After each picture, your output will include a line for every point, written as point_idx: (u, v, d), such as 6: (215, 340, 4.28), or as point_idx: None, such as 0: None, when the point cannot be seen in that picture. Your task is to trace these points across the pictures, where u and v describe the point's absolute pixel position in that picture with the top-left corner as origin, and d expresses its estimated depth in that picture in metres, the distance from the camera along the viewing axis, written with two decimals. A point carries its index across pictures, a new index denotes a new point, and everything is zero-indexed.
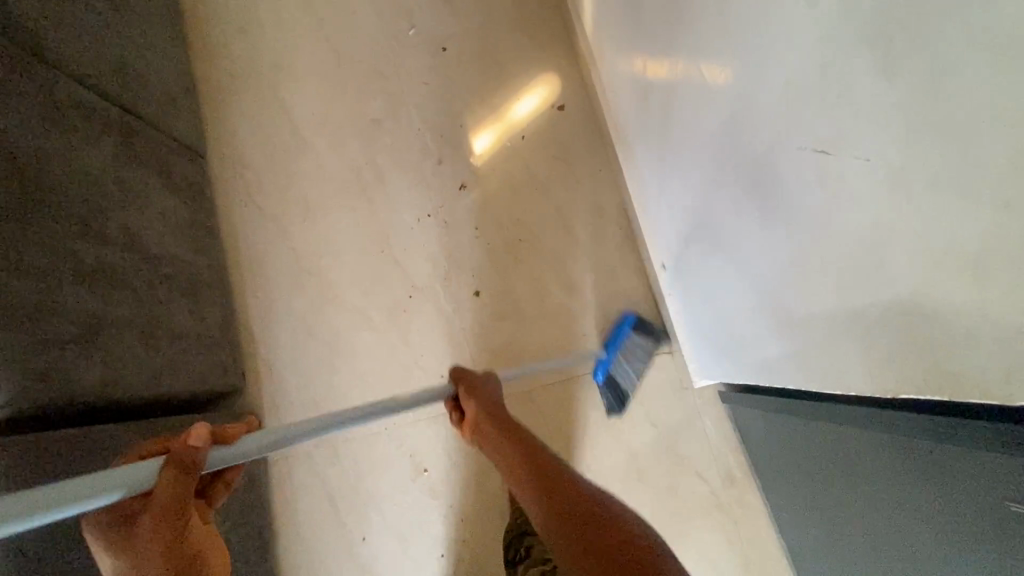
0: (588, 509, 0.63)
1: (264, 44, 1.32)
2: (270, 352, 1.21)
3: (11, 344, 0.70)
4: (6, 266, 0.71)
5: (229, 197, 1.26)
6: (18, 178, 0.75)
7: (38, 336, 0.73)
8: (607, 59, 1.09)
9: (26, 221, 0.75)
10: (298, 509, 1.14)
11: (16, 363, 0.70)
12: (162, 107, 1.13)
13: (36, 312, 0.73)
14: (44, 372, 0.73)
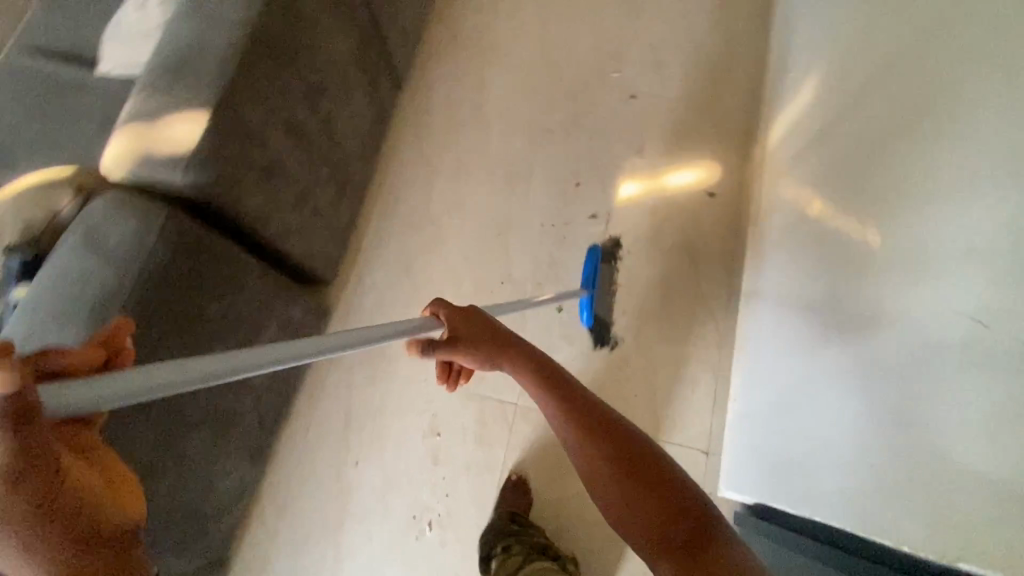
0: (657, 481, 0.56)
1: (492, 30, 1.49)
2: (365, 268, 1.31)
3: (224, 147, 0.81)
4: (249, 88, 0.83)
5: (401, 131, 1.42)
6: (289, 30, 0.89)
7: (241, 152, 0.84)
8: (777, 171, 1.16)
9: (278, 63, 0.88)
10: (318, 407, 1.21)
11: (219, 164, 0.81)
12: (396, 38, 1.30)
13: (248, 134, 0.85)
14: (232, 182, 0.84)
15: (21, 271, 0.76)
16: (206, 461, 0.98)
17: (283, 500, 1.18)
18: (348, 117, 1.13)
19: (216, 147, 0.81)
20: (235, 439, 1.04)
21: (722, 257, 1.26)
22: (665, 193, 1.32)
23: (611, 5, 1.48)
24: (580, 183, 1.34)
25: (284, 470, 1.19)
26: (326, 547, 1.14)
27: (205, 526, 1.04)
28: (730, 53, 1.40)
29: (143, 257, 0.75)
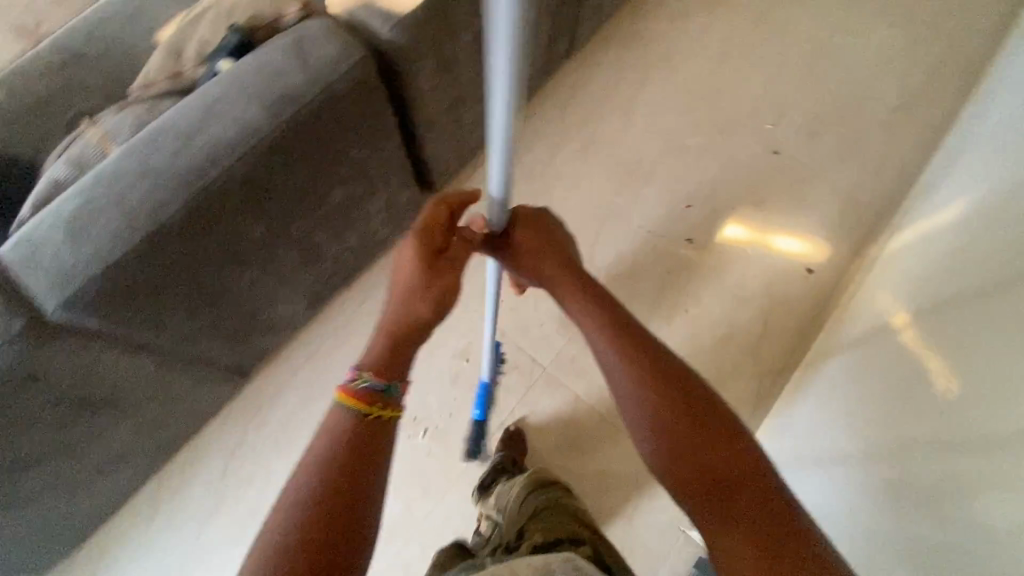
0: (726, 433, 0.54)
1: (673, 40, 1.54)
2: (470, 192, 1.40)
3: (424, 28, 0.90)
4: None
5: (553, 92, 1.49)
6: None
7: (434, 39, 0.93)
8: (883, 272, 1.15)
9: None
10: (377, 288, 1.30)
11: (416, 39, 0.90)
12: (589, 9, 1.37)
13: (446, 25, 0.94)
14: (416, 59, 0.93)
15: (234, 47, 0.86)
16: (281, 282, 1.02)
17: (310, 351, 1.25)
18: (522, 54, 1.22)
19: (420, 25, 0.89)
20: (307, 278, 1.08)
21: (792, 330, 1.27)
22: (766, 251, 1.33)
23: (793, 63, 1.50)
24: (691, 207, 1.37)
25: (323, 326, 1.27)
26: (329, 408, 1.21)
27: (248, 342, 1.08)
28: (888, 150, 1.39)
29: (335, 74, 0.81)
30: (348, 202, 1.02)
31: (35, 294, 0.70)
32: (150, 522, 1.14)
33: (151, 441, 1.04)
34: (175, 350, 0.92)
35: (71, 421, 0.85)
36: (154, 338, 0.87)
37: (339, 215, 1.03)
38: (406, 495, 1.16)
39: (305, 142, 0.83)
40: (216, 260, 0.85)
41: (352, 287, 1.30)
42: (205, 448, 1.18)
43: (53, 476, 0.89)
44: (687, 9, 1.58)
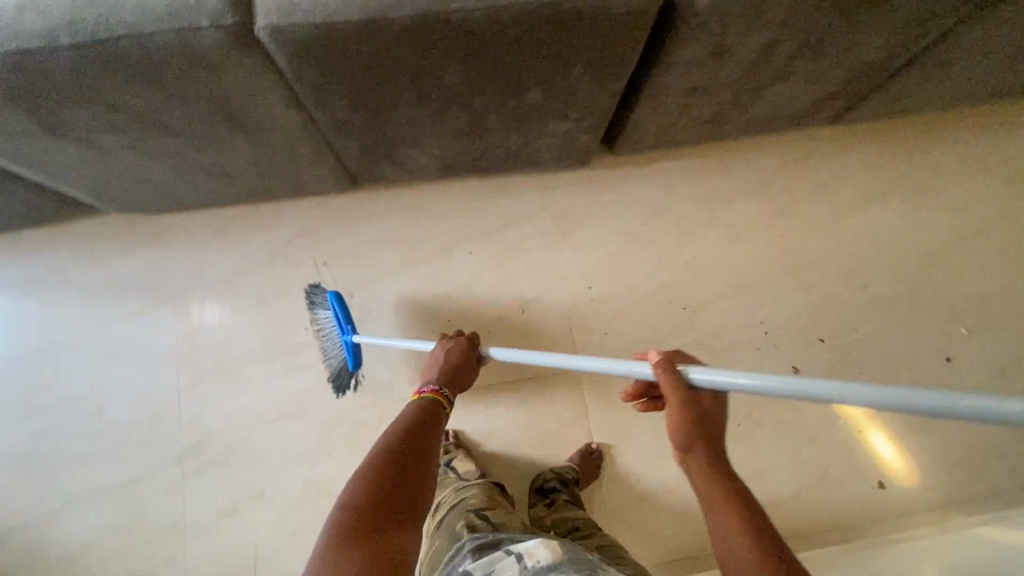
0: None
1: (938, 181, 1.33)
2: (638, 174, 1.31)
3: (731, 14, 0.81)
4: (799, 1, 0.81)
5: (783, 143, 1.34)
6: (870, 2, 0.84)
7: (729, 28, 0.84)
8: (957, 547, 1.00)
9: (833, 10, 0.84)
10: (501, 195, 1.29)
11: (714, 19, 0.81)
12: (887, 96, 1.19)
13: (752, 24, 0.84)
14: (698, 34, 0.84)
15: None
16: (436, 134, 1.02)
17: (412, 204, 1.28)
18: (790, 90, 1.08)
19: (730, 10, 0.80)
20: (457, 145, 1.08)
21: (815, 515, 1.17)
22: (854, 435, 1.20)
23: None
24: (822, 341, 1.24)
25: (437, 191, 1.28)
26: (394, 259, 1.26)
27: (376, 159, 1.10)
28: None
29: None
30: (538, 109, 0.98)
31: (258, 4, 0.71)
32: (212, 237, 1.25)
33: (255, 180, 1.12)
34: (323, 126, 0.95)
35: (215, 124, 0.90)
36: (314, 105, 0.89)
37: (522, 115, 0.99)
38: (398, 373, 1.20)
39: (546, 37, 0.79)
40: (404, 79, 0.85)
41: (482, 178, 1.29)
42: (284, 213, 1.26)
43: (176, 153, 0.97)
44: (981, 162, 1.34)
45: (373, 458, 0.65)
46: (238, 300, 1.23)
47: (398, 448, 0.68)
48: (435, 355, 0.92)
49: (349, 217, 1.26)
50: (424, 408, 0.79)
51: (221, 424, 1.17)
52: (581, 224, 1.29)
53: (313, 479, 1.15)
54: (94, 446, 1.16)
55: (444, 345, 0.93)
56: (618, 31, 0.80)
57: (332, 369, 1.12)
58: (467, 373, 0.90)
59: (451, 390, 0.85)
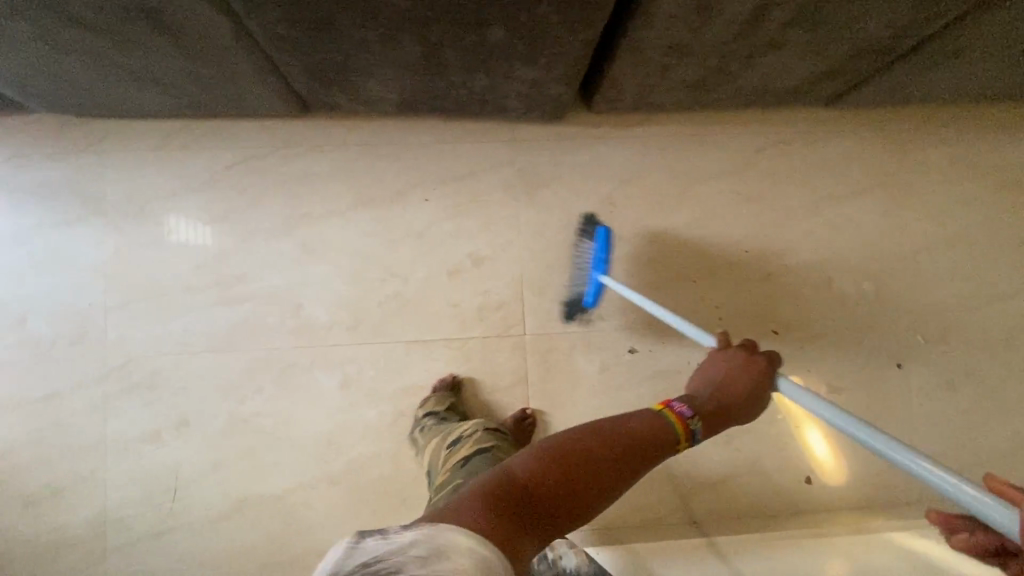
0: None
1: (927, 180, 1.27)
2: (615, 136, 1.23)
3: None
4: None
5: (774, 121, 1.25)
6: None
7: None
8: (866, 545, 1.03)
9: None
10: (466, 141, 1.20)
11: None
12: (888, 81, 1.10)
13: None
14: None
15: None
16: (390, 63, 0.93)
17: (369, 141, 1.19)
18: (783, 61, 0.99)
19: None
20: (414, 78, 0.98)
21: (738, 502, 1.18)
22: (789, 430, 1.19)
23: (1002, 306, 1.25)
24: (775, 333, 1.21)
25: (397, 129, 1.19)
26: (345, 198, 1.18)
27: (324, 85, 1.00)
28: (982, 450, 1.22)
29: None
30: (502, 49, 0.88)
31: None
32: (151, 151, 1.16)
33: (193, 93, 1.02)
34: (260, 40, 0.86)
35: (136, 23, 0.81)
36: (246, 14, 0.79)
37: (484, 54, 0.89)
38: (338, 316, 1.16)
39: None
40: None
41: (447, 122, 1.20)
42: (232, 135, 1.17)
43: (94, 51, 0.87)
44: (975, 166, 1.28)
45: (572, 440, 0.57)
46: (186, 220, 1.16)
47: (601, 453, 0.57)
48: (715, 371, 0.74)
49: (299, 146, 1.18)
50: (661, 427, 0.64)
51: (149, 347, 1.13)
52: (547, 183, 1.22)
53: (240, 413, 1.13)
54: (17, 356, 1.12)
55: (724, 355, 0.77)
56: None
57: (569, 293, 1.19)
58: (731, 410, 0.71)
59: (701, 427, 0.67)
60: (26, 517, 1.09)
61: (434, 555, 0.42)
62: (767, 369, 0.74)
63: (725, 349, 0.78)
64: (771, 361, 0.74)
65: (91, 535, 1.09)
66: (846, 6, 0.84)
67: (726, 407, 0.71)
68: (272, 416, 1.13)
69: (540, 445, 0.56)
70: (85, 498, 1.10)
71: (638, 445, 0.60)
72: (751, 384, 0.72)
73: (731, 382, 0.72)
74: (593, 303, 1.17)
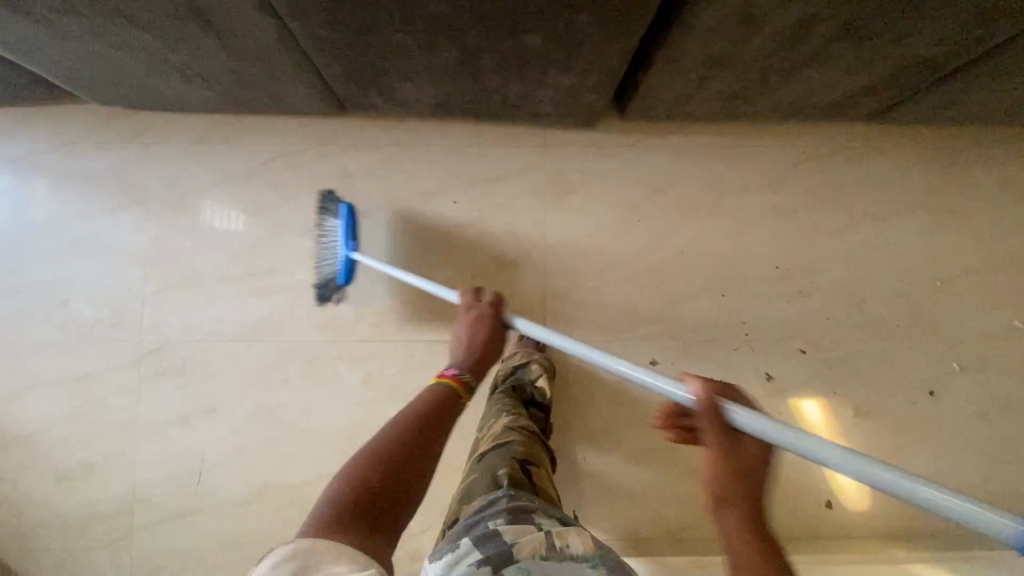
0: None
1: (971, 203, 1.22)
2: (647, 145, 1.21)
3: None
4: None
5: (813, 135, 1.22)
6: None
7: None
8: None
9: None
10: (497, 145, 1.21)
11: None
12: (936, 99, 1.07)
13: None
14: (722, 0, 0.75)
15: None
16: (425, 68, 0.94)
17: (401, 141, 1.20)
18: (826, 76, 0.97)
19: None
20: (448, 82, 0.99)
21: None
22: None
23: None
24: (802, 353, 1.18)
25: (428, 130, 1.21)
26: (376, 197, 1.20)
27: (361, 86, 1.02)
28: (1017, 487, 1.18)
29: None
30: (537, 56, 0.88)
31: None
32: (191, 143, 1.20)
33: (235, 90, 1.05)
34: (301, 41, 0.87)
35: (185, 23, 0.83)
36: (290, 16, 0.81)
37: (519, 61, 0.89)
38: (361, 313, 1.18)
39: None
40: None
41: (479, 125, 1.21)
42: (269, 131, 1.20)
43: (144, 47, 0.91)
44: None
45: (385, 444, 0.65)
46: (222, 208, 1.19)
47: (418, 441, 0.67)
48: (469, 333, 0.90)
49: (333, 145, 1.20)
50: (443, 395, 0.77)
51: (181, 334, 1.17)
52: (575, 190, 1.21)
53: (264, 402, 1.16)
54: (58, 335, 1.17)
55: (471, 322, 0.91)
56: None
57: (319, 276, 1.14)
58: (487, 363, 0.88)
59: (472, 379, 0.83)
60: (60, 490, 1.14)
61: (299, 566, 0.50)
62: (495, 313, 0.92)
63: (473, 304, 0.93)
64: (495, 301, 0.93)
65: (119, 512, 1.14)
66: (895, 23, 0.82)
67: (490, 355, 0.88)
68: (295, 408, 1.16)
69: (365, 453, 0.64)
70: (115, 476, 1.14)
71: (435, 414, 0.73)
72: (488, 323, 0.91)
73: (478, 333, 0.89)
74: (345, 281, 1.14)
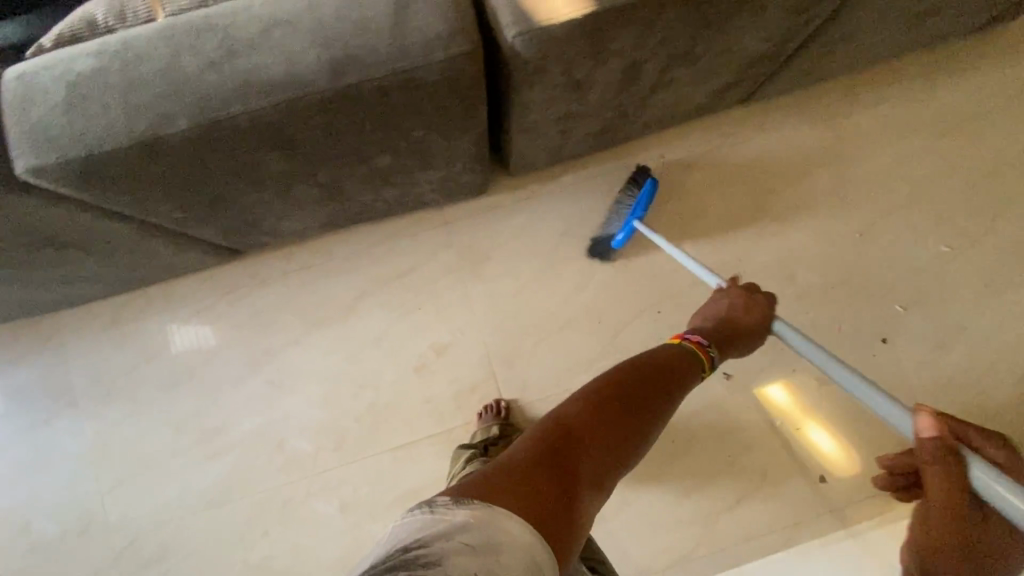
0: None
1: (862, 149, 1.25)
2: (542, 191, 1.23)
3: (568, 60, 0.72)
4: (638, 36, 0.73)
5: (696, 134, 1.25)
6: (722, 13, 0.76)
7: (574, 67, 0.75)
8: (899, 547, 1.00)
9: (684, 29, 0.76)
10: (401, 236, 1.22)
11: (551, 65, 0.72)
12: (792, 72, 1.09)
13: (597, 61, 0.76)
14: (541, 79, 0.76)
15: None
16: (295, 207, 0.94)
17: (308, 263, 1.21)
18: (678, 92, 0.98)
19: (565, 57, 0.72)
20: (324, 210, 0.98)
21: (760, 520, 1.16)
22: (790, 434, 1.18)
23: (976, 255, 1.22)
24: None
25: (331, 245, 1.21)
26: (299, 323, 1.19)
27: (244, 236, 1.02)
28: (1005, 405, 1.17)
29: (420, 60, 0.64)
30: (396, 168, 0.88)
31: (10, 145, 0.64)
32: (109, 328, 1.20)
33: (123, 276, 1.05)
34: (165, 225, 0.88)
35: (39, 249, 0.83)
36: (139, 215, 0.81)
37: (381, 177, 0.89)
38: (319, 442, 1.16)
39: (360, 118, 0.70)
40: (222, 177, 0.76)
41: (378, 224, 1.22)
42: (179, 294, 1.20)
43: (12, 277, 0.90)
44: (907, 120, 1.26)
45: (572, 409, 0.62)
46: (189, 325, 1.19)
47: (606, 412, 0.63)
48: (711, 308, 0.93)
49: (243, 287, 1.20)
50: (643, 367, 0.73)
51: (151, 520, 1.15)
52: (489, 255, 1.22)
53: (250, 561, 1.13)
54: (28, 560, 1.14)
55: (722, 295, 0.94)
56: (437, 98, 0.71)
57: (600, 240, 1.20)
58: (730, 345, 0.88)
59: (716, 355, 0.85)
60: None
61: (479, 540, 0.45)
62: (752, 301, 0.91)
63: (721, 292, 0.94)
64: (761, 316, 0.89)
65: None
66: (716, 40, 0.83)
67: (739, 341, 0.89)
68: (281, 557, 1.13)
69: (549, 420, 0.60)
70: None
71: (607, 388, 0.67)
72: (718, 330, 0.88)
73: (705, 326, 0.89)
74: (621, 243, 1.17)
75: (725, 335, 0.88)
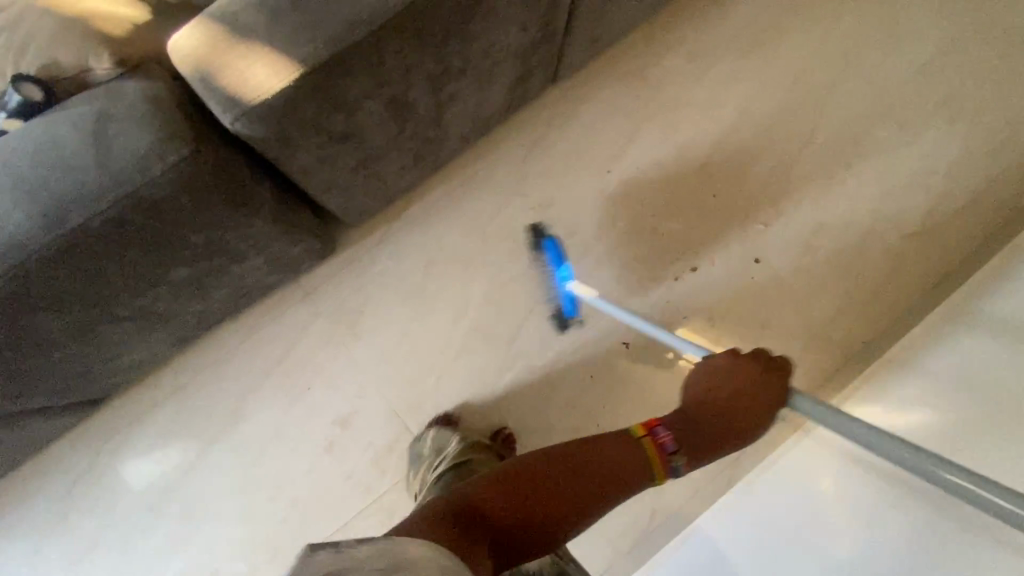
0: None
1: (681, 90, 1.28)
2: (394, 230, 1.21)
3: (312, 119, 0.71)
4: (373, 75, 0.71)
5: (524, 128, 1.26)
6: (456, 26, 0.75)
7: (324, 122, 0.73)
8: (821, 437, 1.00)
9: (424, 52, 0.74)
10: (269, 323, 1.17)
11: (296, 128, 0.71)
12: (581, 45, 1.11)
13: (346, 109, 0.74)
14: (297, 143, 0.74)
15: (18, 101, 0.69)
16: (119, 346, 0.89)
17: (181, 382, 1.15)
18: (473, 102, 0.97)
19: (304, 118, 0.70)
20: (157, 338, 0.93)
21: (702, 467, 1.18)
22: None
23: (815, 151, 1.27)
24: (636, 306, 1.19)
25: (199, 357, 1.16)
26: (190, 446, 1.14)
27: (84, 391, 0.95)
28: (885, 280, 1.22)
29: (139, 178, 0.62)
30: (203, 275, 0.84)
31: None
32: None
33: None
34: None
35: None
36: None
37: (192, 288, 0.85)
38: (251, 558, 1.11)
39: (113, 250, 0.67)
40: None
41: (242, 319, 1.17)
42: (56, 461, 1.13)
43: None
44: (712, 50, 1.30)
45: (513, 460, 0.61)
46: (113, 469, 1.13)
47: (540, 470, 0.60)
48: (739, 379, 0.78)
49: (121, 430, 1.14)
50: (619, 455, 0.65)
51: None
52: (361, 311, 1.18)
53: None
54: None
55: (741, 360, 0.81)
56: (189, 205, 0.68)
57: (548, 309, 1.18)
58: (724, 438, 0.74)
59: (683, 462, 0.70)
60: None
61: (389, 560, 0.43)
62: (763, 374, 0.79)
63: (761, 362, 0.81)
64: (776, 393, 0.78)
65: None
66: (472, 48, 0.82)
67: (723, 447, 0.75)
68: None
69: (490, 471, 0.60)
70: None
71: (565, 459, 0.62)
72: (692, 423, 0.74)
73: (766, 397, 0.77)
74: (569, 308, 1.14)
75: (717, 417, 0.75)
